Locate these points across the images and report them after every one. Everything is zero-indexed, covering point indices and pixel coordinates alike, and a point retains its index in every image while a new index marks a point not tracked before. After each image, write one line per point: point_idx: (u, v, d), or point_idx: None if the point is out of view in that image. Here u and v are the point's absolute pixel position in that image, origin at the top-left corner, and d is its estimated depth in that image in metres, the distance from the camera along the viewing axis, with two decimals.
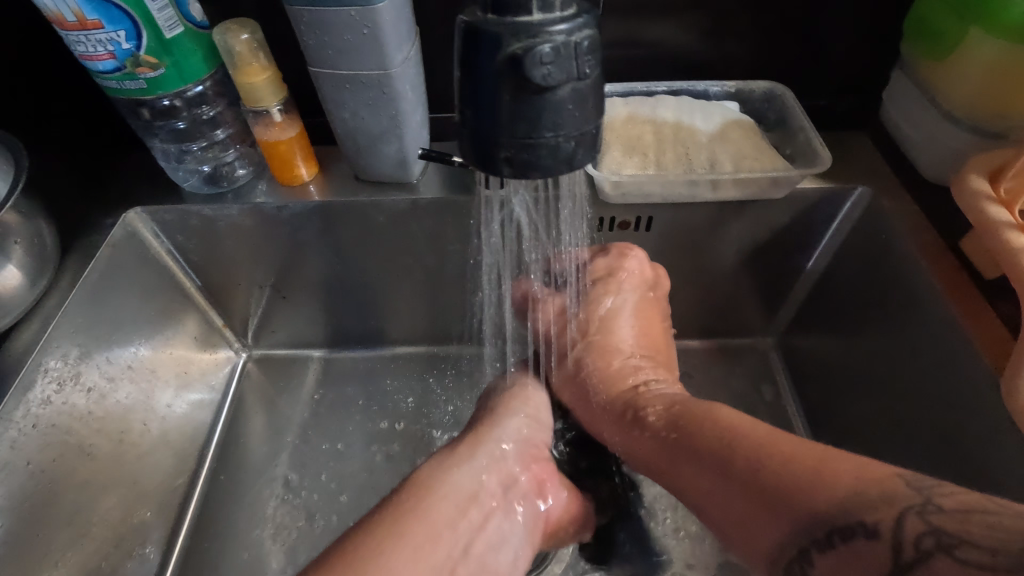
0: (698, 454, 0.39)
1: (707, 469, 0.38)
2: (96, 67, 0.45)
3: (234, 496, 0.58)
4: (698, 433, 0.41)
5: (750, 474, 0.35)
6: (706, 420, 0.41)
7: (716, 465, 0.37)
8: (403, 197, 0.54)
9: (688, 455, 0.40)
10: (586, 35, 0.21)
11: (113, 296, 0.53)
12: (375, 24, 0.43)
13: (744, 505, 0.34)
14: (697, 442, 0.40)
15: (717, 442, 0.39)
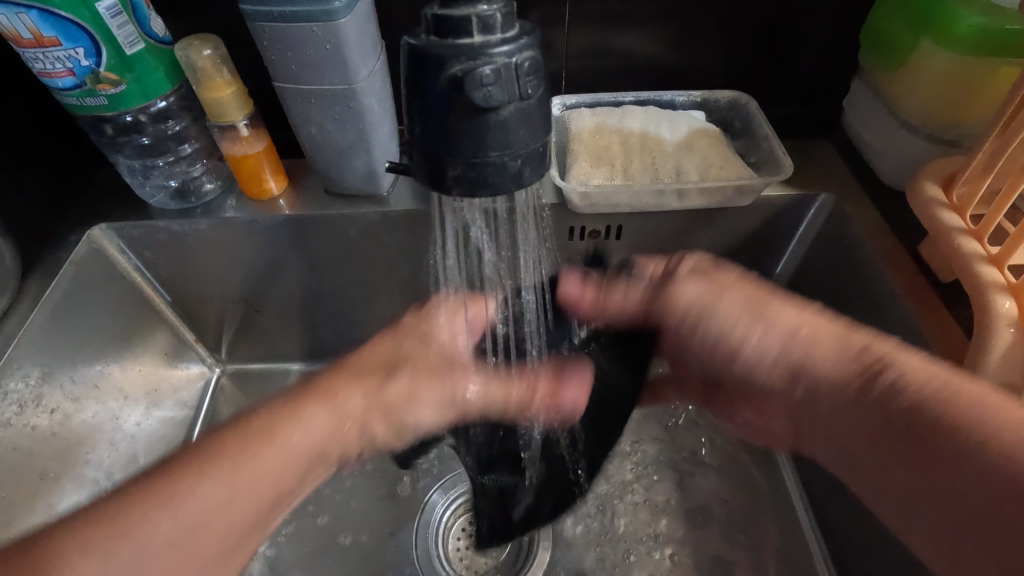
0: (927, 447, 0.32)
1: (940, 475, 0.31)
2: (55, 84, 0.44)
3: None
4: (928, 434, 0.32)
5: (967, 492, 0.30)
6: (945, 398, 0.32)
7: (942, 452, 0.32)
8: (374, 210, 0.54)
9: (902, 444, 0.33)
10: (527, 56, 0.22)
11: (78, 314, 0.52)
12: (339, 40, 0.43)
13: (976, 522, 0.30)
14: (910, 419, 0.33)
15: (932, 436, 0.32)
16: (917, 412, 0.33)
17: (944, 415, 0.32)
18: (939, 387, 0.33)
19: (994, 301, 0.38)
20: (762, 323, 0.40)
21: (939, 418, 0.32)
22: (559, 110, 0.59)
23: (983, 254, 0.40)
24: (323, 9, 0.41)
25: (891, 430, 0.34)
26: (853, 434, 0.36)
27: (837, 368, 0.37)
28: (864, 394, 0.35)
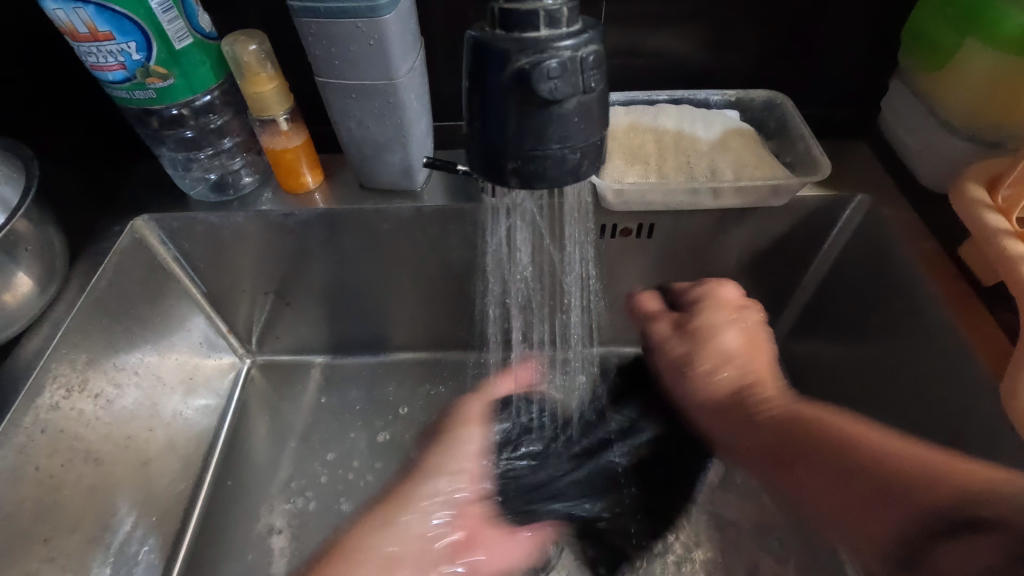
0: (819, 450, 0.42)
1: (883, 502, 0.37)
2: (106, 77, 0.45)
3: (242, 498, 0.58)
4: (905, 479, 0.37)
5: (897, 508, 0.36)
6: (858, 429, 0.42)
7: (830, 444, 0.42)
8: (407, 205, 0.55)
9: (860, 493, 0.39)
10: (591, 50, 0.22)
11: (122, 302, 0.53)
12: (382, 35, 0.43)
13: (850, 488, 0.39)
14: (818, 442, 0.42)
15: (899, 470, 0.37)
16: (815, 441, 0.43)
17: (900, 466, 0.38)
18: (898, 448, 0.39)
19: None
20: (723, 333, 0.51)
21: (898, 469, 0.37)
22: None
23: None
24: (367, 4, 0.41)
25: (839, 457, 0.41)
26: (828, 493, 0.40)
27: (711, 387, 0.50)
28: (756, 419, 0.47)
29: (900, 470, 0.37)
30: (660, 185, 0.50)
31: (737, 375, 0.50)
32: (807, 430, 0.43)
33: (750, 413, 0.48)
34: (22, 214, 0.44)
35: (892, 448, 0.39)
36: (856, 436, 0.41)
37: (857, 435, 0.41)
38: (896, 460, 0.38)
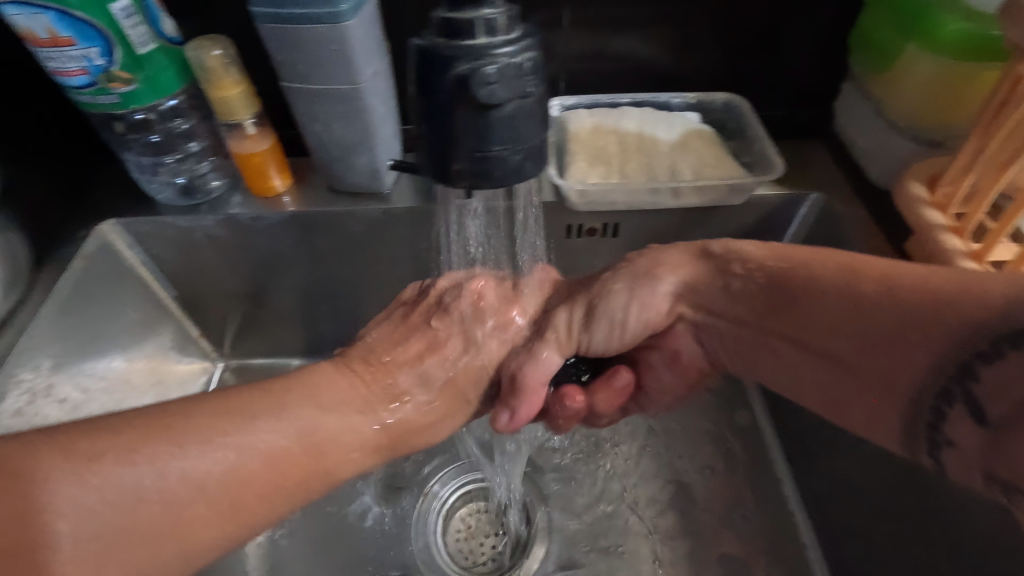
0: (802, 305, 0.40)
1: (873, 333, 0.36)
2: (69, 82, 0.46)
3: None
4: (883, 312, 0.35)
5: (871, 346, 0.36)
6: (872, 299, 0.36)
7: (809, 306, 0.40)
8: (377, 207, 0.55)
9: (873, 369, 0.36)
10: (529, 56, 0.23)
11: (90, 307, 0.53)
12: (345, 40, 0.44)
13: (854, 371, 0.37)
14: (795, 292, 0.41)
15: (829, 301, 0.38)
16: (786, 288, 0.41)
17: (870, 295, 0.36)
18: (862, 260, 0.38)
19: None
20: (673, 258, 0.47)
21: (870, 308, 0.36)
22: (558, 111, 0.60)
23: (965, 250, 0.42)
24: (330, 11, 0.42)
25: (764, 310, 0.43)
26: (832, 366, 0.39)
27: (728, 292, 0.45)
28: (729, 294, 0.45)
29: (882, 295, 0.36)
30: (622, 185, 0.51)
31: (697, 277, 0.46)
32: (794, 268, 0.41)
33: (788, 320, 0.41)
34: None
35: (870, 303, 0.36)
36: (867, 280, 0.37)
37: (866, 277, 0.37)
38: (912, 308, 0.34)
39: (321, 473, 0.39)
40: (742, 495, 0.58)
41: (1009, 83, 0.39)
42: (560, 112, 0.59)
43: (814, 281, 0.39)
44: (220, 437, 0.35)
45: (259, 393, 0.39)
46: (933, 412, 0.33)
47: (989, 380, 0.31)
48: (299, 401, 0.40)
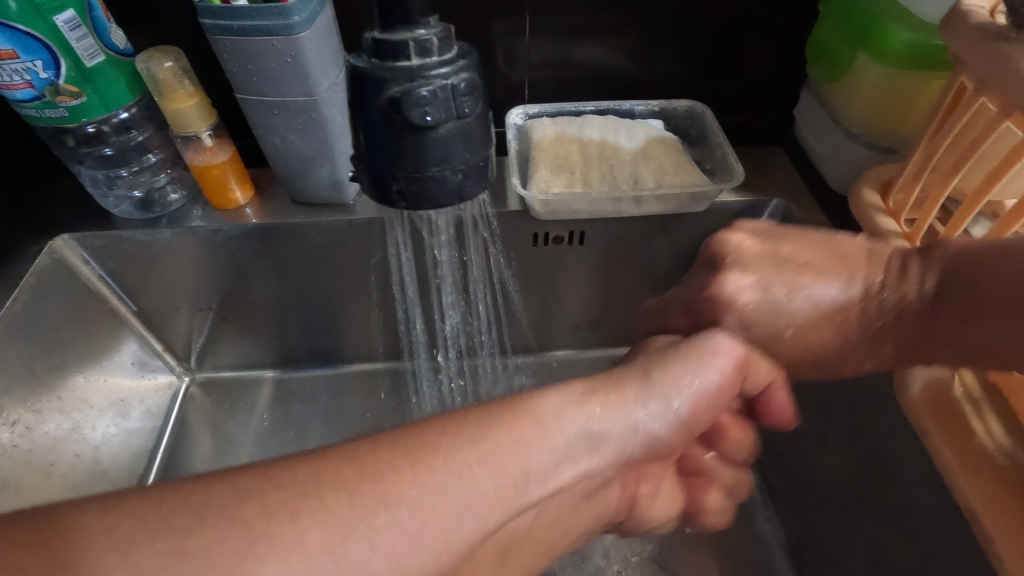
0: (967, 324, 0.32)
1: None
2: (13, 96, 0.44)
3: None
4: None
5: None
6: None
7: (975, 307, 0.31)
8: (340, 218, 0.55)
9: None
10: (463, 77, 0.23)
11: (42, 325, 0.52)
12: (298, 53, 0.43)
13: None
14: (967, 295, 0.32)
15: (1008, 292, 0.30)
16: (956, 290, 0.32)
17: None
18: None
19: None
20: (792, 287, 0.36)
21: None
22: (522, 119, 0.61)
23: None
24: (282, 23, 0.42)
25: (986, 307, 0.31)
26: None
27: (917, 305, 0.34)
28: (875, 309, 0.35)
29: None
30: (584, 195, 0.51)
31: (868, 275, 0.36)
32: (952, 272, 0.33)
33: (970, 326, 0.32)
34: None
35: None
36: None
37: None
38: None
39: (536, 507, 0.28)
40: None
41: (952, 93, 0.40)
42: (524, 121, 0.59)
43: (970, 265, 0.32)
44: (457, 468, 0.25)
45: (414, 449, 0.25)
46: None
47: None
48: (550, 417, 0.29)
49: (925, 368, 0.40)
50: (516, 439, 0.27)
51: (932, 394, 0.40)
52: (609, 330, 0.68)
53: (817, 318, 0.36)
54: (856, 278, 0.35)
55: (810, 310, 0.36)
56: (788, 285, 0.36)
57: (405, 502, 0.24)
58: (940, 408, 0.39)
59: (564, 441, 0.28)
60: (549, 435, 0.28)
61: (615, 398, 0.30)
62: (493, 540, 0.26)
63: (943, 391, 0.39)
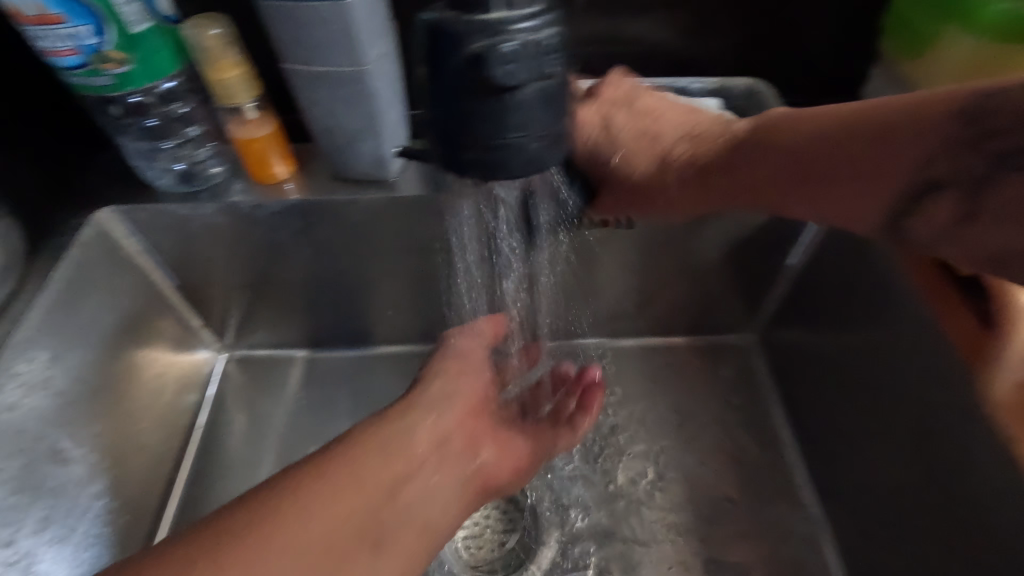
0: (805, 166, 0.42)
1: (888, 142, 0.38)
2: (60, 63, 0.44)
3: (205, 500, 0.58)
4: (887, 137, 0.38)
5: (847, 146, 0.40)
6: (889, 126, 0.38)
7: (803, 142, 0.42)
8: (381, 195, 0.53)
9: (862, 178, 0.40)
10: (548, 33, 0.21)
11: (87, 298, 0.52)
12: (347, 20, 0.42)
13: (856, 183, 0.40)
14: (800, 134, 0.42)
15: (835, 134, 0.40)
16: (782, 128, 0.43)
17: (887, 117, 0.38)
18: (844, 109, 0.41)
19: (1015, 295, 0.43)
20: (663, 125, 0.48)
21: (891, 129, 0.38)
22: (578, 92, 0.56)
23: None
24: None
25: (819, 146, 0.41)
26: (842, 189, 0.41)
27: (744, 133, 0.45)
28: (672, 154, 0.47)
29: (887, 117, 0.38)
30: None
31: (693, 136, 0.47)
32: (766, 125, 0.44)
33: (783, 147, 0.42)
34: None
35: (876, 133, 0.39)
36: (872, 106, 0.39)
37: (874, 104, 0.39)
38: (894, 112, 0.38)
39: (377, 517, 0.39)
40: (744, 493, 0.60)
41: None
42: None
43: (795, 121, 0.43)
44: (299, 498, 0.37)
45: (254, 512, 0.35)
46: (916, 203, 0.39)
47: (954, 184, 0.38)
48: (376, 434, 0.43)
49: (1016, 367, 0.40)
50: (294, 500, 0.37)
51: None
52: (648, 320, 0.68)
53: (697, 141, 0.47)
54: (717, 119, 0.48)
55: (683, 128, 0.48)
56: (647, 120, 0.48)
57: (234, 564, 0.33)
58: None
59: (385, 452, 0.43)
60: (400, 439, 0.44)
61: (394, 418, 0.45)
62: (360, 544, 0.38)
63: None
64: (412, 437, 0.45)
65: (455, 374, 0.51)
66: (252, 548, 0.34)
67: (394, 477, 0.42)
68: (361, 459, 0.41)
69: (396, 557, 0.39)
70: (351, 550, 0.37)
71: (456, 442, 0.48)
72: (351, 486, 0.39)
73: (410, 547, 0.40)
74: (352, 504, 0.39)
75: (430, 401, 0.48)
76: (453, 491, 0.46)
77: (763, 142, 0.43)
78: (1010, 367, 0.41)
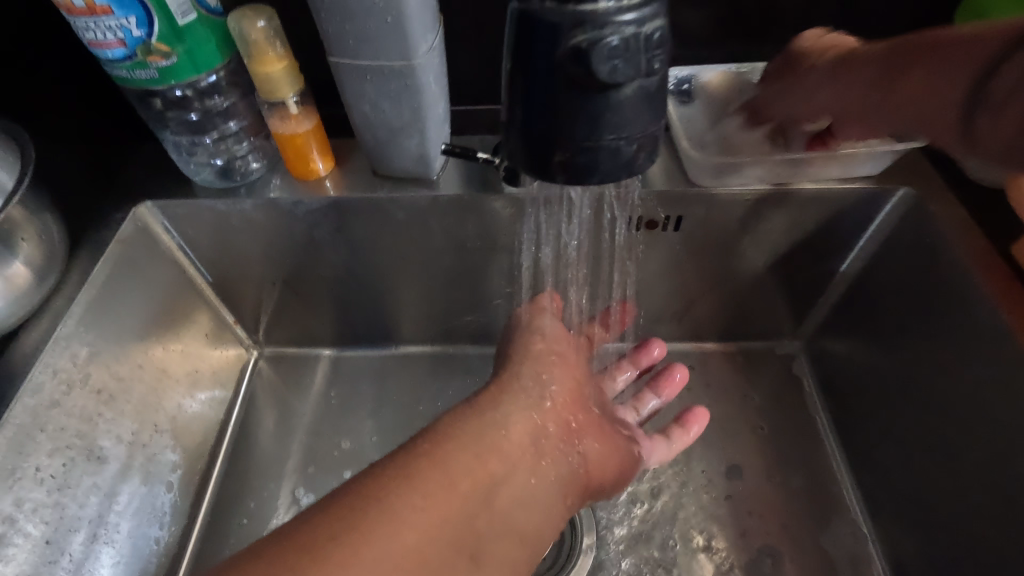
0: (907, 56, 0.37)
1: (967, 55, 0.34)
2: (106, 55, 0.43)
3: (235, 519, 0.56)
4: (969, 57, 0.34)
5: (965, 55, 0.34)
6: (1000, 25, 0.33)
7: (927, 44, 0.36)
8: (423, 194, 0.52)
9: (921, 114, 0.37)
10: (657, 26, 0.21)
11: (127, 294, 0.51)
12: (401, 12, 0.40)
13: (947, 77, 0.35)
14: (897, 50, 0.38)
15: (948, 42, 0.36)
16: (909, 44, 0.38)
17: (959, 36, 0.35)
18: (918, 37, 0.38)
19: None
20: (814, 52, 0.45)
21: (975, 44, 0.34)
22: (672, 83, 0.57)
23: None
24: None
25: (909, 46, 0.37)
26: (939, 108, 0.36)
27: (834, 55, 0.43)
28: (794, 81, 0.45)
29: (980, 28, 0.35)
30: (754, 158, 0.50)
31: (827, 50, 0.45)
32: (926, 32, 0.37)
33: (897, 70, 0.38)
34: (14, 199, 0.42)
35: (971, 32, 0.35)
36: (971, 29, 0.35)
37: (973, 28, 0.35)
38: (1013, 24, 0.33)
39: (474, 502, 0.37)
40: (790, 506, 0.58)
41: None
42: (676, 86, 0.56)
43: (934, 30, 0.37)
44: (390, 491, 0.35)
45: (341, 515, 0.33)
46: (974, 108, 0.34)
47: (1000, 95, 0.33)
48: (464, 432, 0.41)
49: None
50: (377, 502, 0.34)
51: None
52: (690, 323, 0.66)
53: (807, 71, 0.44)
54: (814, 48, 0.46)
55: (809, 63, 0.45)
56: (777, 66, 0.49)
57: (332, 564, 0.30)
58: None
59: (477, 444, 0.40)
60: (490, 424, 0.42)
61: (495, 398, 0.44)
62: (454, 544, 0.35)
63: None
64: (506, 430, 0.42)
65: (535, 378, 0.48)
66: (350, 558, 0.31)
67: (488, 477, 0.39)
68: (452, 456, 0.39)
69: (494, 566, 0.36)
70: (448, 559, 0.34)
71: (549, 440, 0.44)
72: (442, 485, 0.37)
73: (510, 554, 0.37)
74: (450, 504, 0.36)
75: (524, 400, 0.45)
76: (549, 495, 0.42)
77: (879, 54, 0.39)
78: None
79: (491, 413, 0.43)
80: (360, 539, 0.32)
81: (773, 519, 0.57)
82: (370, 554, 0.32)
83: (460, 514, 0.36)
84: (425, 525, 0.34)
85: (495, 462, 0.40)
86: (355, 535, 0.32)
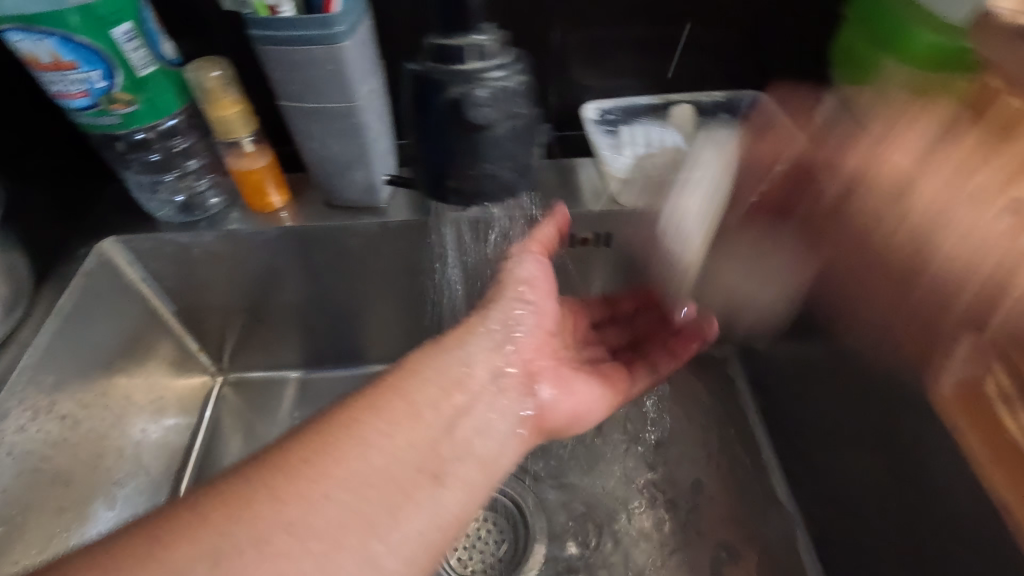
0: None
1: None
2: (71, 105, 0.47)
3: None
4: None
5: None
6: None
7: None
8: (373, 221, 0.57)
9: None
10: (513, 80, 0.30)
11: (92, 325, 0.54)
12: (341, 61, 0.45)
13: None
14: None
15: None
16: None
17: None
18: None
19: (955, 301, 0.42)
20: None
21: None
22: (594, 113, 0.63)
23: None
24: (324, 32, 0.44)
25: None
26: None
27: None
28: None
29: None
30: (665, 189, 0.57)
31: None
32: None
33: None
34: None
35: None
36: None
37: None
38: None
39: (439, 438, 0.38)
40: (728, 497, 0.62)
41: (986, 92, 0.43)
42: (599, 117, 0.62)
43: None
44: (356, 428, 0.36)
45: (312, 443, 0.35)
46: None
47: None
48: (424, 371, 0.41)
49: (960, 369, 0.42)
50: (342, 441, 0.35)
51: (964, 393, 0.42)
52: None
53: None
54: None
55: None
56: None
57: (295, 502, 0.32)
58: (971, 409, 0.41)
59: (441, 379, 0.41)
60: (457, 359, 0.42)
61: (467, 333, 0.44)
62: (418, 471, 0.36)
63: (974, 390, 0.42)
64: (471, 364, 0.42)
65: (503, 323, 0.46)
66: (311, 486, 0.33)
67: (451, 409, 0.40)
68: (414, 388, 0.40)
69: (460, 487, 0.37)
70: (412, 480, 0.36)
71: (512, 378, 0.45)
72: (406, 417, 0.38)
73: (472, 479, 0.38)
74: (415, 434, 0.37)
75: (491, 341, 0.45)
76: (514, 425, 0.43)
77: None
78: (953, 368, 0.42)
79: (450, 345, 0.43)
80: (328, 470, 0.34)
81: (711, 509, 0.61)
82: (335, 483, 0.33)
83: (423, 444, 0.37)
84: (387, 462, 0.36)
85: (459, 398, 0.41)
86: (322, 466, 0.34)
